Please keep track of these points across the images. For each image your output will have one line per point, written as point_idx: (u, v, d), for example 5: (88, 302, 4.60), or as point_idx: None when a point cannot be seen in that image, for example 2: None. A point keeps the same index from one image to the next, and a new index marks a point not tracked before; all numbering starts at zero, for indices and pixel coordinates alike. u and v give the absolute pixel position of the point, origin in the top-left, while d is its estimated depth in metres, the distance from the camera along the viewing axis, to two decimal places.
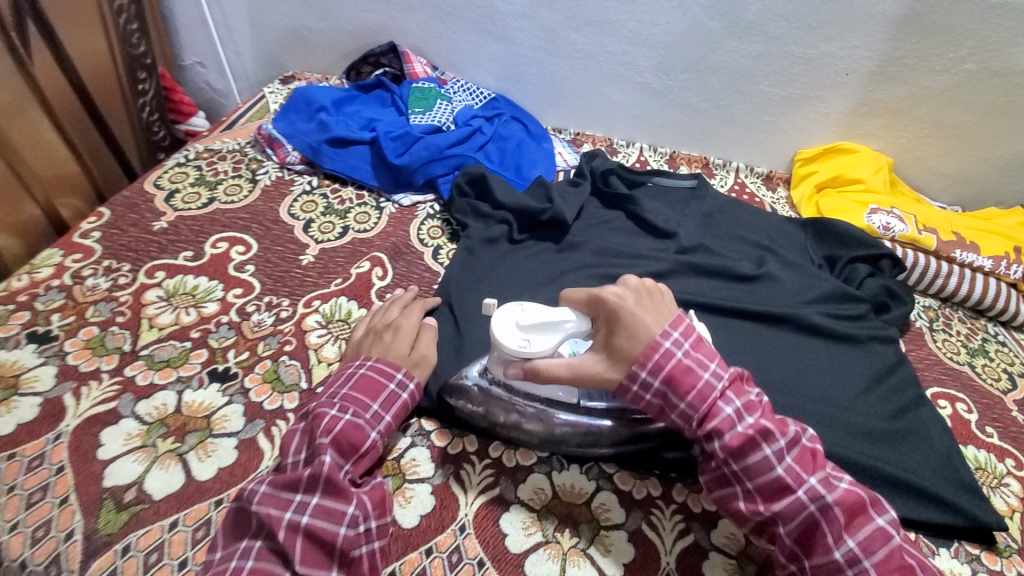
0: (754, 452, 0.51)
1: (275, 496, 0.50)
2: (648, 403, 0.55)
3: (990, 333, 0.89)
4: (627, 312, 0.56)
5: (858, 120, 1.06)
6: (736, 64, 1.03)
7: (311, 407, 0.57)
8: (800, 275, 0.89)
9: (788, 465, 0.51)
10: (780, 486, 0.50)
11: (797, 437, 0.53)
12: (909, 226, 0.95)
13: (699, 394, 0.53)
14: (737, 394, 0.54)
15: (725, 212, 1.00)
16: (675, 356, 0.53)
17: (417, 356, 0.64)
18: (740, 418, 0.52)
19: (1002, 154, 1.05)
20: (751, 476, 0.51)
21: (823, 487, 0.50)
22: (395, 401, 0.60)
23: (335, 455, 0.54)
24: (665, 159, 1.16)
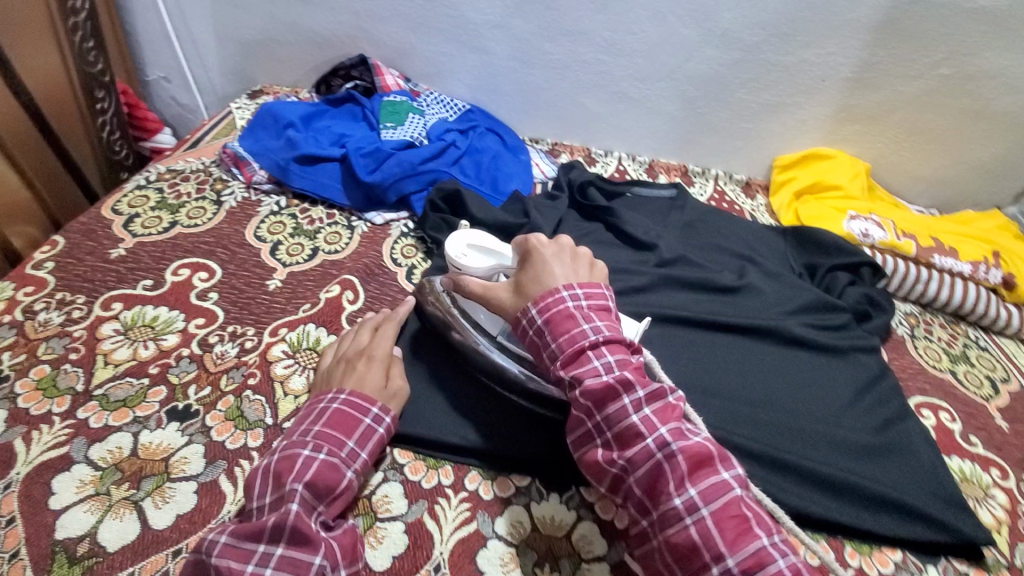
0: (614, 402, 0.51)
1: (236, 547, 0.46)
2: (529, 339, 0.58)
3: (970, 338, 0.88)
4: (543, 263, 0.61)
5: (835, 125, 1.06)
6: (713, 72, 1.02)
7: (281, 446, 0.54)
8: (781, 285, 0.88)
9: (644, 414, 0.50)
10: (632, 434, 0.50)
11: (663, 394, 0.52)
12: (888, 232, 0.94)
13: (570, 337, 0.55)
14: (613, 351, 0.54)
15: (705, 223, 0.99)
16: (562, 303, 0.57)
17: (392, 389, 0.62)
18: (607, 368, 0.52)
19: (976, 156, 1.05)
20: (611, 425, 0.51)
21: (672, 436, 0.49)
22: (371, 438, 0.57)
23: (309, 497, 0.51)
24: (644, 168, 1.15)
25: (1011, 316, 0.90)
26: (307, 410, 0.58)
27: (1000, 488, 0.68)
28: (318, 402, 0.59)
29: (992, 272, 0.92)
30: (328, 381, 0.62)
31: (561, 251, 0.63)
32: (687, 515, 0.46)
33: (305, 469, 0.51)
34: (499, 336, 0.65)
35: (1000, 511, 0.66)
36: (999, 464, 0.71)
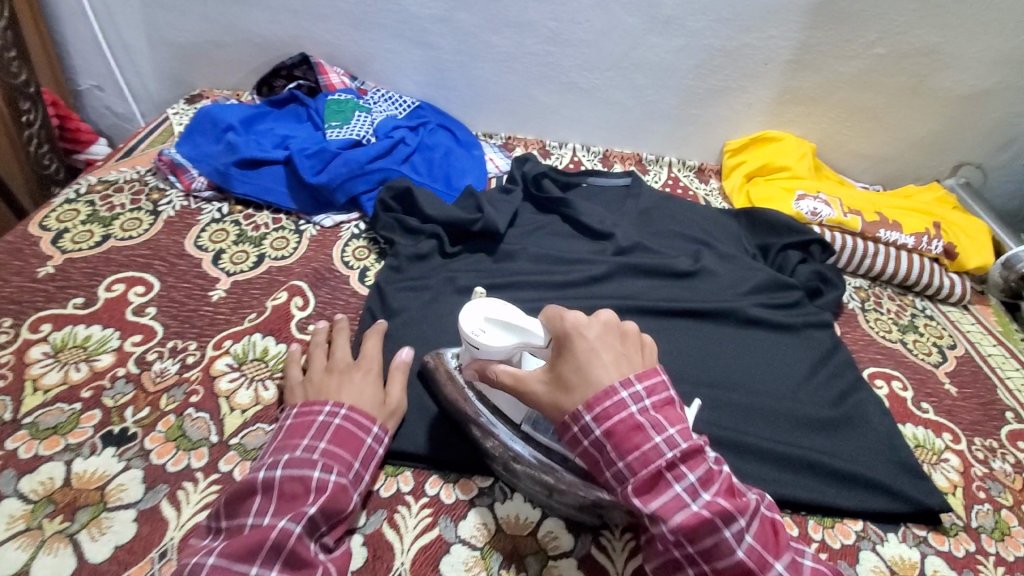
0: (711, 535, 0.44)
1: (228, 567, 0.43)
2: (585, 452, 0.49)
3: (918, 308, 0.91)
4: (586, 352, 0.50)
5: (780, 108, 1.08)
6: (660, 59, 1.03)
7: (285, 460, 0.50)
8: (736, 267, 0.89)
9: (749, 546, 0.44)
10: (741, 573, 0.44)
11: (754, 511, 0.47)
12: (835, 210, 0.97)
13: (645, 457, 0.46)
14: (694, 466, 0.46)
15: (660, 209, 0.99)
16: (625, 410, 0.47)
17: (391, 406, 0.60)
18: (693, 492, 0.45)
19: (914, 133, 1.09)
20: (711, 560, 0.44)
21: (786, 571, 0.44)
22: (373, 458, 0.56)
23: (317, 521, 0.48)
24: (599, 158, 1.15)
25: (954, 285, 0.93)
26: (309, 422, 0.55)
27: (952, 452, 0.70)
28: (319, 414, 0.55)
29: (935, 243, 0.95)
30: (309, 389, 0.59)
31: (600, 333, 0.51)
32: None
33: (315, 491, 0.49)
34: (523, 424, 0.57)
35: (953, 474, 0.67)
36: (950, 428, 0.73)
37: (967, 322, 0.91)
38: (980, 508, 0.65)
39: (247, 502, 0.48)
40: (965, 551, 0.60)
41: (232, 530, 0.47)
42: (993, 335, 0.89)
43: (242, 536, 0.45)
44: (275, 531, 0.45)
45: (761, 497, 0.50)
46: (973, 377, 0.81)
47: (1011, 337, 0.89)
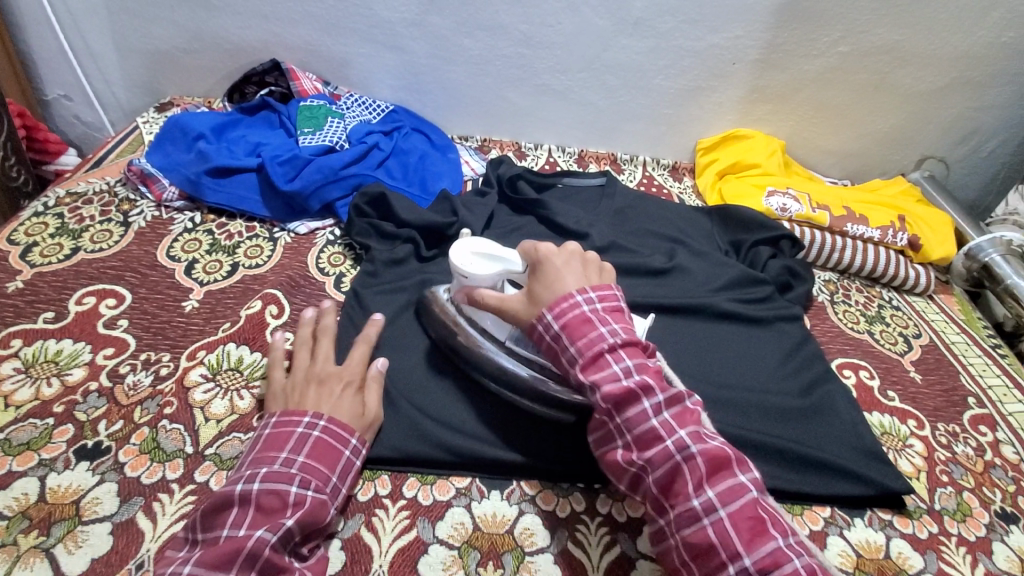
0: (633, 403, 0.50)
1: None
2: (547, 345, 0.57)
3: (885, 299, 0.94)
4: (554, 271, 0.60)
5: (749, 106, 1.10)
6: (630, 60, 1.04)
7: (263, 472, 0.50)
8: (708, 263, 0.91)
9: (663, 417, 0.49)
10: (651, 437, 0.49)
11: (681, 397, 0.51)
12: (804, 205, 1.00)
13: (588, 339, 0.54)
14: (630, 353, 0.53)
15: (634, 208, 1.01)
16: (579, 306, 0.55)
17: (369, 417, 0.60)
18: (625, 372, 0.52)
19: (879, 128, 1.12)
20: (630, 427, 0.50)
21: (692, 439, 0.48)
22: (350, 471, 0.56)
23: (294, 532, 0.48)
24: (574, 158, 1.16)
25: (919, 276, 0.96)
26: (289, 432, 0.54)
27: (916, 437, 0.72)
28: (299, 424, 0.55)
29: (900, 236, 0.98)
30: (291, 395, 0.59)
31: (569, 258, 0.61)
32: (705, 516, 0.46)
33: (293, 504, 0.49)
34: (507, 341, 0.64)
35: (917, 459, 0.70)
36: (915, 414, 0.75)
37: (932, 312, 0.94)
38: (943, 491, 0.67)
39: (222, 514, 0.48)
40: (928, 532, 0.62)
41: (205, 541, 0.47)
42: (956, 324, 0.92)
43: (217, 546, 0.45)
44: (251, 541, 0.45)
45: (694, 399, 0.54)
46: (937, 364, 0.83)
47: (974, 325, 0.92)
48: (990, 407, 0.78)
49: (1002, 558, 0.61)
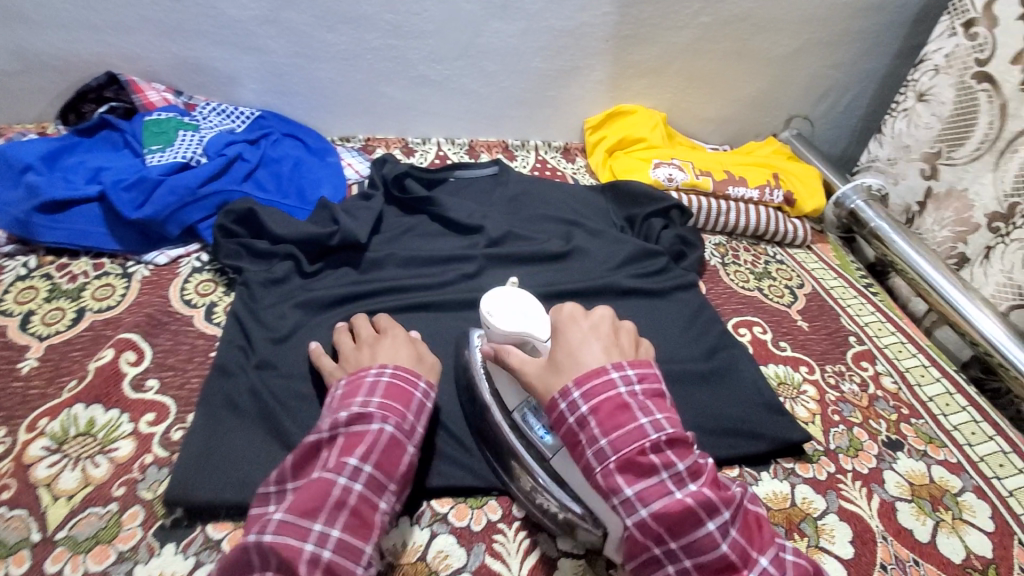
0: (696, 526, 0.45)
1: (295, 524, 0.46)
2: (568, 430, 0.51)
3: (770, 255, 0.99)
4: (573, 335, 0.55)
5: (627, 82, 1.12)
6: (505, 44, 1.02)
7: (341, 415, 0.52)
8: (606, 242, 0.91)
9: (731, 538, 0.46)
10: (721, 564, 0.45)
11: (738, 504, 0.48)
12: (688, 173, 1.03)
13: (632, 434, 0.48)
14: (681, 457, 0.48)
15: (529, 193, 1.00)
16: (615, 389, 0.50)
17: (427, 363, 0.63)
18: (680, 483, 0.47)
19: (749, 93, 1.18)
20: (691, 552, 0.45)
21: (771, 565, 0.46)
22: (424, 411, 0.56)
23: (376, 474, 0.50)
24: (465, 150, 1.13)
25: (797, 229, 1.02)
26: (362, 380, 0.56)
27: (809, 383, 0.77)
28: (369, 374, 0.56)
29: (776, 193, 1.04)
30: (352, 363, 0.61)
31: (601, 325, 0.56)
32: None
33: (371, 447, 0.50)
34: (516, 413, 0.57)
35: (811, 404, 0.74)
36: (806, 361, 0.80)
37: (812, 261, 1.00)
38: (836, 430, 0.71)
39: (312, 457, 0.51)
40: (827, 473, 0.66)
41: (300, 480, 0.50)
42: (834, 270, 0.98)
43: (305, 494, 0.47)
44: (336, 488, 0.47)
45: (743, 490, 0.52)
46: (821, 311, 0.89)
47: (848, 269, 0.99)
48: (868, 343, 0.84)
49: (892, 485, 0.66)
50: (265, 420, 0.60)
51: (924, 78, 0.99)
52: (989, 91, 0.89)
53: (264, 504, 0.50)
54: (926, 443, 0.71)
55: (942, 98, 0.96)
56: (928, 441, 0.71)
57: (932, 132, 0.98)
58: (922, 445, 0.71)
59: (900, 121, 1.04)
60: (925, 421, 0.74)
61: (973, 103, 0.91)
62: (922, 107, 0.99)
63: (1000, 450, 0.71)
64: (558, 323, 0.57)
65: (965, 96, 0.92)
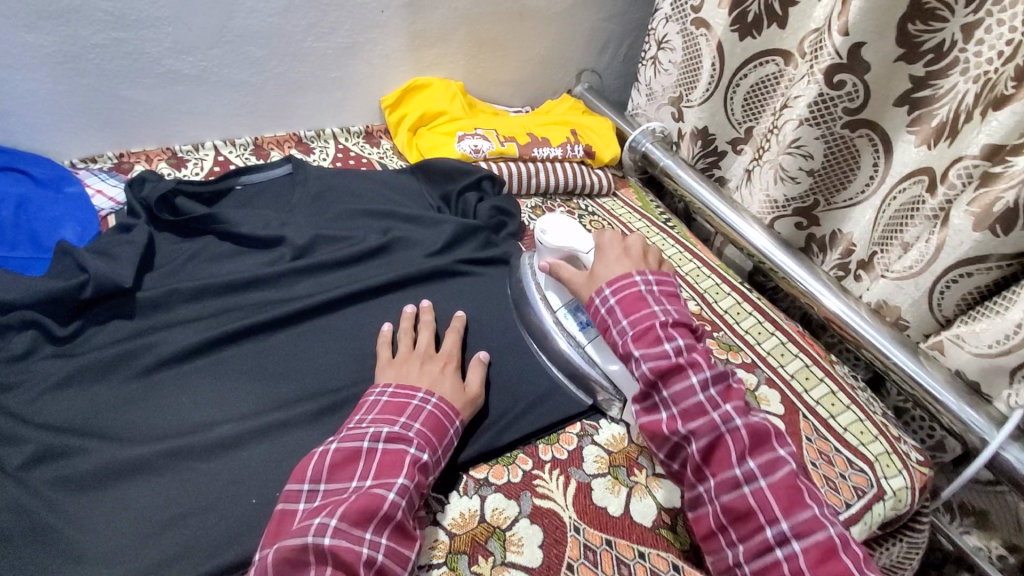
0: (680, 378, 0.56)
1: (348, 531, 0.49)
2: (599, 317, 0.62)
3: (582, 209, 1.04)
4: (606, 255, 0.66)
5: (418, 54, 1.07)
6: (267, 25, 0.91)
7: (382, 432, 0.56)
8: (424, 226, 0.89)
9: (710, 395, 0.55)
10: (697, 408, 0.55)
11: (724, 376, 0.57)
12: (492, 141, 1.03)
13: (644, 314, 0.59)
14: (682, 335, 0.58)
15: (333, 187, 0.92)
16: (637, 285, 0.61)
17: (467, 394, 0.64)
18: (676, 350, 0.57)
19: (538, 52, 1.20)
20: (676, 399, 0.55)
21: (738, 416, 0.54)
22: (452, 447, 0.60)
23: (411, 494, 0.53)
24: (251, 149, 1.00)
25: (600, 180, 1.08)
26: (406, 401, 0.60)
27: None
28: (414, 398, 0.60)
29: (576, 148, 1.09)
30: (399, 372, 0.65)
31: (631, 247, 0.66)
32: (746, 482, 0.52)
33: (413, 469, 0.54)
34: (561, 311, 0.72)
35: None
36: None
37: (617, 207, 1.07)
38: None
39: (350, 467, 0.54)
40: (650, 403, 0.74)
41: (339, 489, 0.53)
42: (637, 212, 1.06)
43: (357, 502, 0.50)
44: (386, 504, 0.51)
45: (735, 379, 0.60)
46: None
47: (649, 209, 1.08)
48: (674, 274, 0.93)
49: None
50: (28, 538, 0.52)
51: (660, 26, 1.08)
52: (706, 36, 0.98)
53: (294, 501, 0.52)
54: (728, 351, 0.81)
55: (674, 46, 1.06)
56: (729, 349, 0.82)
57: (671, 77, 1.10)
58: (725, 353, 0.81)
59: (649, 69, 1.15)
60: (724, 332, 0.85)
61: (696, 47, 1.02)
62: (663, 54, 1.10)
63: (781, 341, 0.84)
64: (599, 242, 0.68)
65: (690, 42, 1.02)
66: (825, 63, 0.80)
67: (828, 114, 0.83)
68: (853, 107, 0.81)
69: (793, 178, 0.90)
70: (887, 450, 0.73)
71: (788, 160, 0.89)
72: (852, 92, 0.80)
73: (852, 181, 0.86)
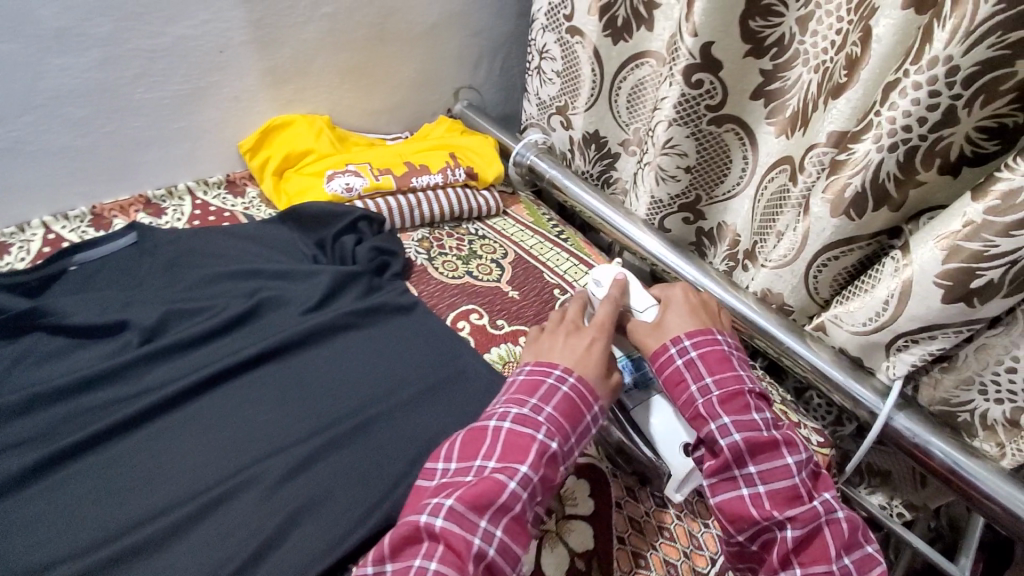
0: (773, 455, 0.57)
1: (462, 514, 0.49)
2: (671, 369, 0.63)
3: (473, 233, 1.00)
4: (683, 310, 0.68)
5: (273, 92, 0.99)
6: (83, 81, 0.80)
7: (516, 409, 0.57)
8: (297, 281, 0.81)
9: (801, 478, 0.56)
10: (792, 494, 0.55)
11: (812, 458, 0.59)
12: (366, 177, 0.96)
13: (733, 377, 0.60)
14: (766, 408, 0.61)
15: (186, 251, 0.82)
16: (721, 345, 0.63)
17: (611, 381, 0.63)
18: (767, 424, 0.58)
19: (409, 74, 1.14)
20: (767, 477, 0.56)
21: (834, 505, 0.55)
22: (588, 433, 0.59)
23: (535, 481, 0.53)
24: (88, 220, 0.89)
25: (488, 201, 1.05)
26: (541, 380, 0.59)
27: None
28: (550, 375, 0.60)
29: (458, 171, 1.04)
30: (540, 347, 0.65)
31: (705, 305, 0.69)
32: None
33: (539, 458, 0.54)
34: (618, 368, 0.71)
35: None
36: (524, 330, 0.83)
37: (509, 226, 1.04)
38: None
39: (472, 450, 0.55)
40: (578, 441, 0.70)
41: (465, 468, 0.54)
42: (529, 229, 1.04)
43: (478, 487, 0.51)
44: (505, 494, 0.51)
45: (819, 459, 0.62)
46: (526, 275, 0.93)
47: (542, 223, 1.06)
48: (571, 290, 0.91)
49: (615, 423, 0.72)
50: None
51: (539, 36, 1.03)
52: (582, 44, 0.97)
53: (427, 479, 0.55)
54: None
55: (553, 55, 1.02)
56: None
57: (555, 87, 1.06)
58: None
59: (535, 79, 1.10)
60: None
61: (573, 56, 0.99)
62: (546, 64, 1.05)
63: None
64: (669, 298, 0.70)
65: (568, 51, 1.00)
66: (682, 64, 0.78)
67: (693, 113, 0.82)
68: (713, 104, 0.81)
69: (673, 177, 0.89)
70: None
71: (665, 160, 0.87)
72: (711, 90, 0.79)
73: (727, 175, 0.87)
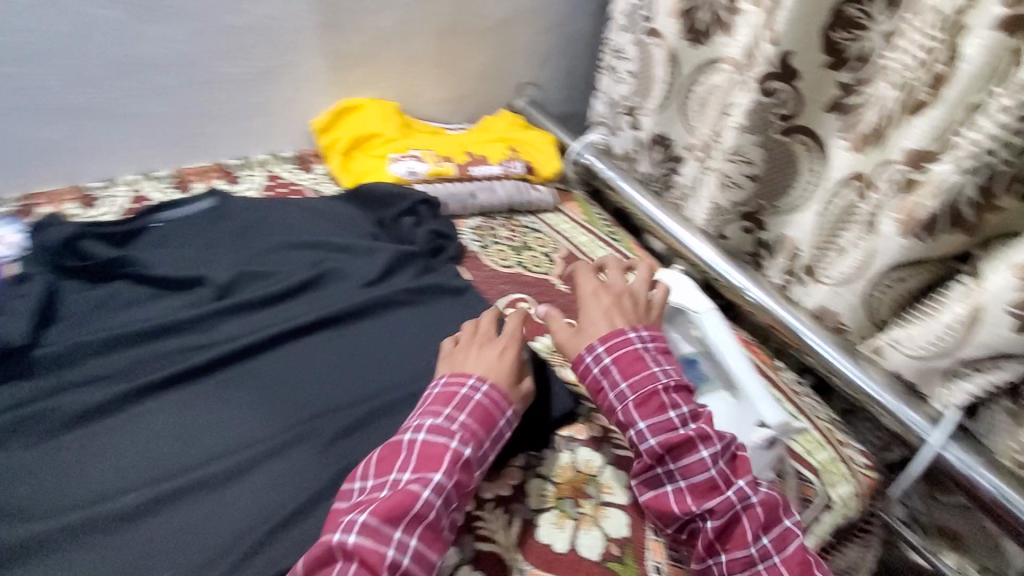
0: (690, 451, 0.57)
1: (377, 528, 0.48)
2: (593, 379, 0.63)
3: (526, 226, 1.02)
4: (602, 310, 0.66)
5: (346, 74, 1.03)
6: (172, 52, 0.87)
7: (428, 424, 0.56)
8: (357, 255, 0.84)
9: (719, 467, 0.57)
10: (710, 485, 0.56)
11: (731, 444, 0.59)
12: (428, 163, 1.00)
13: (645, 377, 0.60)
14: (683, 400, 0.60)
15: (257, 220, 0.87)
16: (633, 344, 0.62)
17: (524, 387, 0.62)
18: (682, 420, 0.59)
19: (476, 67, 1.17)
20: (686, 472, 0.57)
21: (749, 488, 0.56)
22: (502, 438, 0.59)
23: (449, 489, 0.52)
24: (172, 182, 0.95)
25: (542, 196, 1.07)
26: (456, 390, 0.59)
27: None
28: (464, 385, 0.59)
29: (516, 164, 1.07)
30: (453, 359, 0.64)
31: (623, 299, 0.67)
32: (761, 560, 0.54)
33: (452, 466, 0.53)
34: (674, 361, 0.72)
35: None
36: None
37: (562, 222, 1.05)
38: None
39: (389, 462, 0.54)
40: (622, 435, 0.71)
41: (382, 483, 0.53)
42: (582, 226, 1.05)
43: (388, 500, 0.49)
44: (419, 503, 0.50)
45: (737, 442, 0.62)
46: None
47: (594, 222, 1.07)
48: None
49: None
50: None
51: (617, 39, 1.06)
52: (659, 45, 0.99)
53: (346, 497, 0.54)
54: None
55: (628, 55, 1.05)
56: None
57: (627, 87, 1.08)
58: None
59: (606, 78, 1.12)
60: None
61: (648, 57, 1.02)
62: (620, 64, 1.08)
63: None
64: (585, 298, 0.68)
65: (643, 51, 1.02)
66: (760, 70, 0.78)
67: (764, 121, 0.81)
68: (788, 113, 0.80)
69: (737, 185, 0.88)
70: (834, 457, 0.73)
71: (731, 167, 0.87)
72: (784, 100, 0.79)
73: (794, 187, 0.85)
